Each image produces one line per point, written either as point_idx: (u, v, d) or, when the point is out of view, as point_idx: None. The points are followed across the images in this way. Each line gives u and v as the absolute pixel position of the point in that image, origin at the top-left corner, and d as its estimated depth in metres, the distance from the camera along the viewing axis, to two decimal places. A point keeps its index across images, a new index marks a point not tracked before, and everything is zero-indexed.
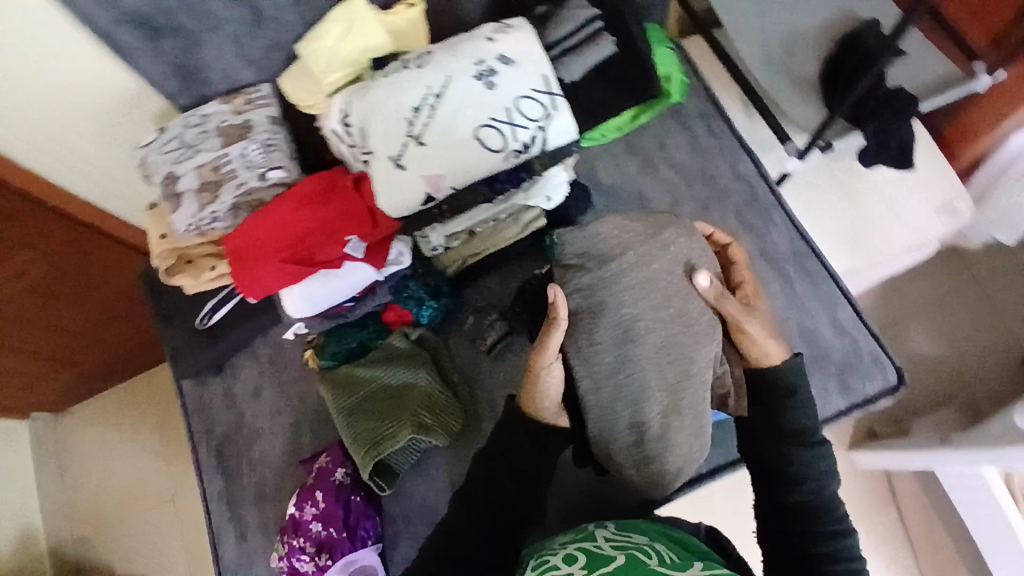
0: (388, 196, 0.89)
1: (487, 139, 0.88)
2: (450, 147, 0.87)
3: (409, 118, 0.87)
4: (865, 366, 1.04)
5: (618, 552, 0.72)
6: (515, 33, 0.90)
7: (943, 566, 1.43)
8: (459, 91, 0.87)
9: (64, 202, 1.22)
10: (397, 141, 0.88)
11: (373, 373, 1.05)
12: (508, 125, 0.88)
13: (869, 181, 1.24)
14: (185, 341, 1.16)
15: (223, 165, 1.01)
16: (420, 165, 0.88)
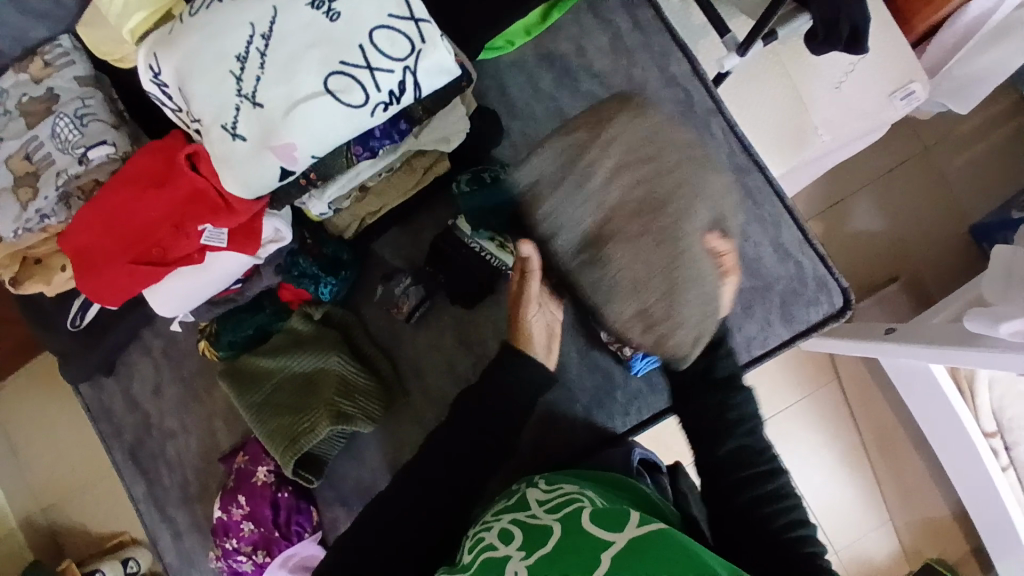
0: (234, 175, 0.72)
1: (340, 86, 0.69)
2: (294, 106, 0.69)
3: (236, 73, 0.69)
4: (810, 291, 0.96)
5: (553, 517, 0.62)
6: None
7: (879, 432, 1.50)
8: (292, 29, 0.69)
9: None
10: (226, 103, 0.70)
11: (279, 362, 0.95)
12: (364, 69, 0.69)
13: (818, 68, 1.10)
14: (60, 347, 1.01)
15: (35, 151, 0.85)
16: (260, 131, 0.70)
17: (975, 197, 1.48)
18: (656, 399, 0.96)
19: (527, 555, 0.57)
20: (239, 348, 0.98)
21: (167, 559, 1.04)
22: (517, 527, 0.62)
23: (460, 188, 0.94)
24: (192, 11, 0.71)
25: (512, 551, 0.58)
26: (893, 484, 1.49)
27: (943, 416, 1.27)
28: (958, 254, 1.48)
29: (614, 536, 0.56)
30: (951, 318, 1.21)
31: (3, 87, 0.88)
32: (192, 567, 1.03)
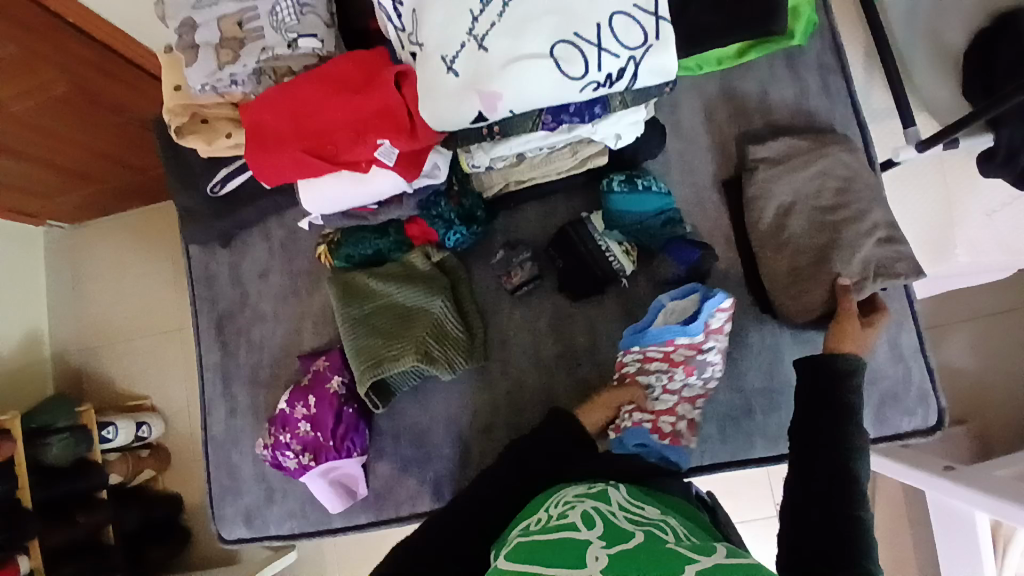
0: (432, 104, 0.74)
1: (564, 57, 0.71)
2: (516, 60, 0.71)
3: (474, 12, 0.71)
4: (910, 401, 0.98)
5: (635, 527, 0.66)
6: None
7: (897, 563, 1.48)
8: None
9: (78, 17, 1.19)
10: (455, 38, 0.72)
11: (385, 288, 0.99)
12: (594, 47, 0.70)
13: (979, 191, 1.12)
14: (193, 207, 1.05)
15: (248, 20, 0.84)
16: (474, 73, 0.72)
17: None
18: (724, 449, 0.98)
19: (607, 546, 0.62)
20: (353, 264, 1.03)
21: (215, 431, 1.09)
22: (602, 521, 0.67)
23: (612, 187, 0.95)
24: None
25: (593, 538, 0.64)
26: None
27: (963, 557, 1.26)
28: None
29: (698, 555, 0.60)
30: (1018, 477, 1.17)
31: None
32: (235, 447, 1.08)
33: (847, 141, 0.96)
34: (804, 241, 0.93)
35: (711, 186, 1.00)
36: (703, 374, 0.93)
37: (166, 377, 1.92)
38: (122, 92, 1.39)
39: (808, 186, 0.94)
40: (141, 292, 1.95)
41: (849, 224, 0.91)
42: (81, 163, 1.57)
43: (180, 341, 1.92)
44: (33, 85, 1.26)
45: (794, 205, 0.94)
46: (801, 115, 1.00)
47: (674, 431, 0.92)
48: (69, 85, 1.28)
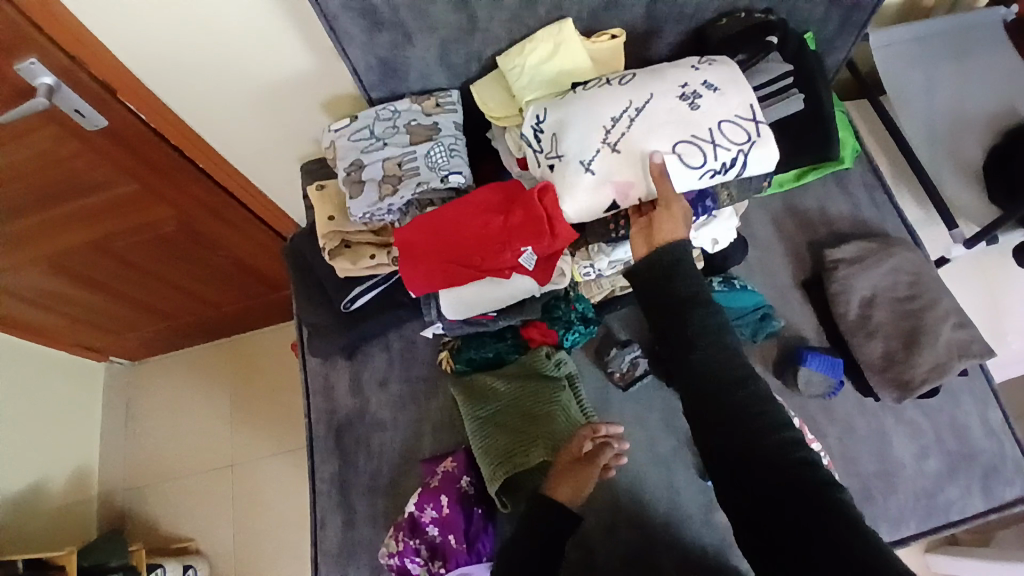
0: (568, 197, 0.91)
1: (684, 157, 0.88)
2: (644, 156, 0.88)
3: (608, 127, 0.90)
4: (1009, 472, 1.03)
5: None
6: (720, 66, 0.92)
7: None
8: (663, 110, 0.90)
9: (208, 161, 1.27)
10: (590, 146, 0.90)
11: (508, 388, 1.05)
12: (710, 144, 0.88)
13: (1017, 284, 1.23)
14: (324, 321, 1.14)
15: (407, 161, 1.02)
16: (605, 171, 0.89)
17: None
18: None
19: None
20: (474, 367, 1.11)
21: (329, 546, 1.08)
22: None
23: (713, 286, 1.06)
24: (589, 83, 0.95)
25: None
26: None
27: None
28: None
29: None
30: None
31: (396, 108, 1.05)
32: (351, 560, 1.07)
33: (905, 242, 1.11)
34: (891, 326, 1.03)
35: (792, 286, 1.13)
36: None
37: (213, 518, 1.84)
38: (227, 230, 1.46)
39: (883, 281, 1.06)
40: (197, 425, 1.94)
41: (927, 311, 1.03)
42: (172, 301, 1.70)
43: (231, 479, 1.87)
44: (148, 222, 1.34)
45: (874, 298, 1.05)
46: (857, 224, 1.16)
47: None
48: (178, 222, 1.37)
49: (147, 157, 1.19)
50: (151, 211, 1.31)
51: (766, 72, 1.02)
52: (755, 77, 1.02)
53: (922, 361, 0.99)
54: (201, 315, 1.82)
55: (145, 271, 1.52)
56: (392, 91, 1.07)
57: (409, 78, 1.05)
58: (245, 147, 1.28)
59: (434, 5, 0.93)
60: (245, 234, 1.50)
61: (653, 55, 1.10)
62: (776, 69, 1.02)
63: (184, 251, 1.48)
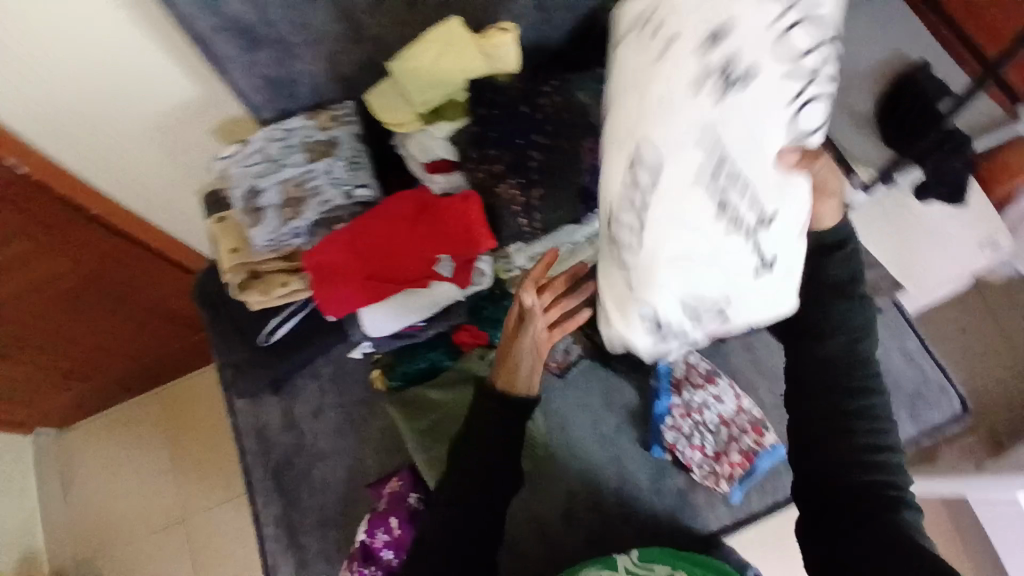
0: (760, 309, 0.74)
1: (808, 123, 0.65)
2: (799, 150, 0.66)
3: (720, 212, 0.64)
4: (933, 395, 1.07)
5: None
6: (705, 22, 0.61)
7: None
8: (736, 111, 0.62)
9: (102, 206, 1.18)
10: (735, 244, 0.66)
11: (446, 396, 1.03)
12: (808, 55, 0.63)
13: (922, 218, 1.28)
14: (246, 358, 1.10)
15: (308, 181, 0.97)
16: (789, 209, 0.67)
17: None
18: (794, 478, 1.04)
19: None
20: (409, 380, 1.08)
21: None
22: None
23: None
24: (623, 252, 0.69)
25: None
26: None
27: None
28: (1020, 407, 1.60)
29: None
30: None
31: (290, 126, 1.00)
32: None
33: None
34: None
35: None
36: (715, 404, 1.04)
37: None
38: (137, 275, 1.39)
39: None
40: (139, 481, 1.82)
41: None
42: (90, 358, 1.60)
43: (185, 531, 1.78)
44: (45, 278, 1.26)
45: None
46: None
47: (745, 452, 1.02)
48: (80, 273, 1.29)
49: (33, 212, 1.11)
50: (46, 267, 1.23)
51: None
52: None
53: None
54: (126, 368, 1.72)
55: (53, 332, 1.42)
56: (284, 110, 1.02)
57: (300, 94, 0.99)
58: (139, 186, 1.20)
59: (313, 15, 0.88)
60: (157, 276, 1.43)
61: (547, 41, 1.07)
62: None
63: (93, 304, 1.39)
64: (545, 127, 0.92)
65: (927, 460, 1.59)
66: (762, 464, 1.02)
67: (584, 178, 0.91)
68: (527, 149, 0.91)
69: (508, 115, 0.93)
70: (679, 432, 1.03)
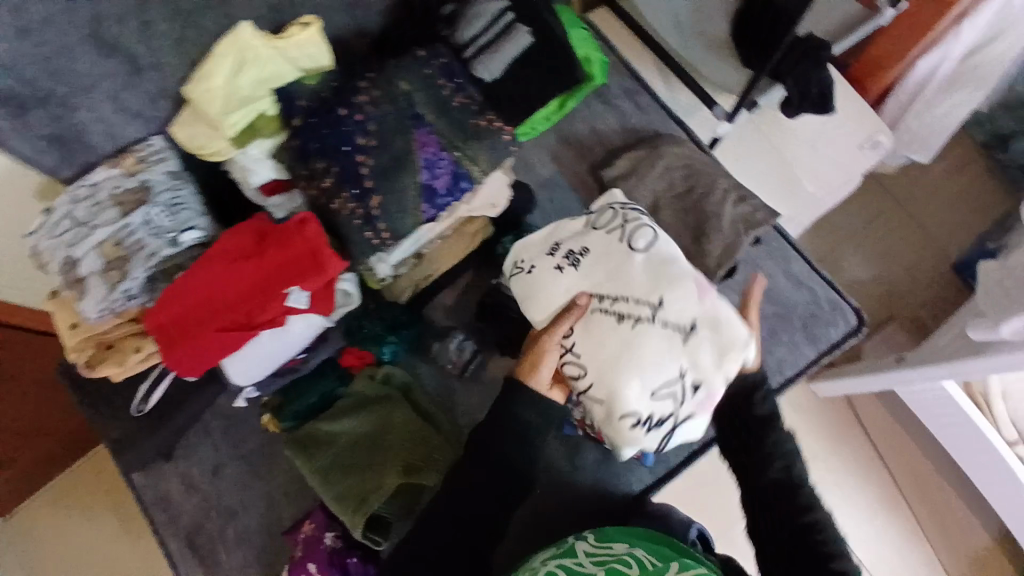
0: (712, 354, 0.83)
1: (642, 239, 0.89)
2: (690, 342, 0.83)
3: (615, 310, 0.84)
4: (827, 314, 1.07)
5: (599, 568, 0.73)
6: (561, 241, 0.90)
7: (918, 475, 1.41)
8: (596, 273, 0.87)
9: None
10: (647, 316, 0.83)
11: (343, 425, 0.98)
12: (623, 223, 0.90)
13: (794, 132, 1.24)
14: (126, 431, 1.02)
15: (127, 237, 0.88)
16: (686, 308, 0.84)
17: (946, 234, 1.56)
18: (703, 428, 1.03)
19: None
20: (303, 417, 1.02)
21: None
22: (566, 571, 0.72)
23: (505, 246, 1.04)
24: (581, 384, 0.83)
25: None
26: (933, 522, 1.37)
27: (970, 440, 1.18)
28: (945, 287, 1.52)
29: None
30: (958, 334, 1.20)
31: (94, 180, 0.90)
32: None
33: (673, 138, 1.11)
34: (678, 226, 1.04)
35: None
36: None
37: None
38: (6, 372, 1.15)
39: (664, 184, 1.06)
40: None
41: (708, 198, 1.04)
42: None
43: None
44: None
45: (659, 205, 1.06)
46: (630, 134, 1.15)
47: None
48: None
49: None
50: None
51: (482, 15, 0.97)
52: (473, 23, 0.97)
53: (714, 248, 1.01)
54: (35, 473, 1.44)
55: None
56: (85, 163, 0.91)
57: (95, 143, 0.89)
58: None
59: (74, 57, 0.78)
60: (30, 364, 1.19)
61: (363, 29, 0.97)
62: (494, 7, 0.97)
63: None
64: (368, 129, 0.87)
65: (850, 357, 1.48)
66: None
67: (423, 175, 0.89)
68: (355, 155, 0.87)
69: (326, 121, 0.87)
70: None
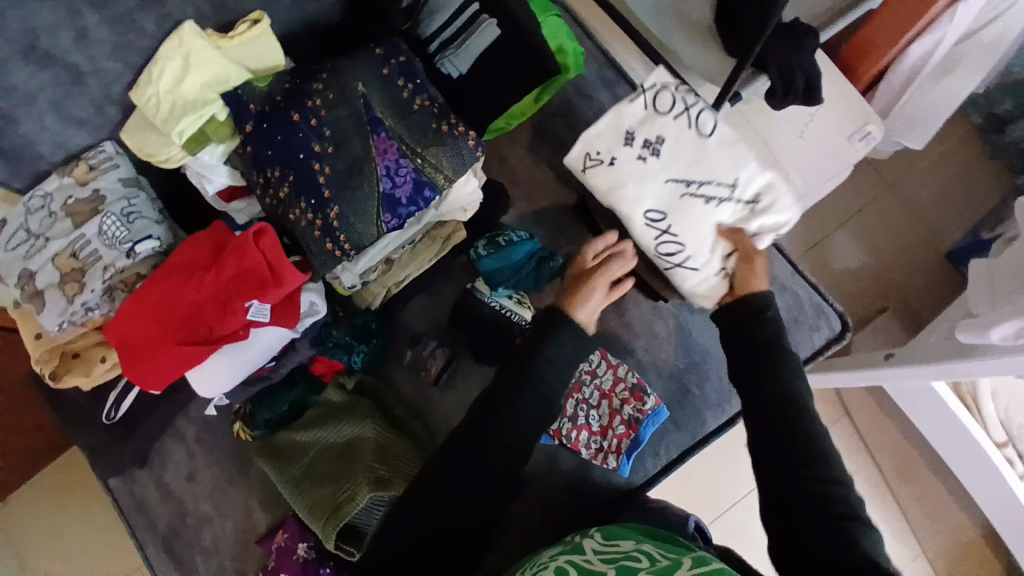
0: (781, 215, 0.89)
1: (706, 124, 0.90)
2: (764, 205, 0.89)
3: (697, 192, 0.89)
4: (810, 318, 1.05)
5: (608, 564, 0.67)
6: (636, 126, 0.90)
7: (907, 470, 1.38)
8: (676, 158, 0.90)
9: None
10: (723, 193, 0.89)
11: (315, 435, 0.98)
12: (687, 107, 0.90)
13: (779, 122, 1.23)
14: (97, 439, 1.02)
15: (81, 248, 0.88)
16: (755, 181, 0.89)
17: (946, 223, 1.51)
18: (683, 435, 1.00)
19: None
20: (275, 426, 1.01)
21: None
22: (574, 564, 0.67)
23: (481, 254, 0.99)
24: (677, 257, 0.91)
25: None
26: (921, 514, 1.36)
27: (957, 440, 1.18)
28: (940, 277, 1.48)
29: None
30: (948, 334, 1.16)
31: (46, 190, 0.90)
32: None
33: None
34: None
35: (562, 216, 1.08)
36: (598, 374, 0.98)
37: None
38: None
39: None
40: None
41: None
42: None
43: None
44: None
45: None
46: None
47: (628, 422, 0.96)
48: None
49: None
50: None
51: (447, 8, 0.98)
52: (437, 16, 0.99)
53: None
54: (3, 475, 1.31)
55: None
56: (37, 173, 0.91)
57: (40, 151, 0.89)
58: None
59: (8, 69, 0.78)
60: None
61: None
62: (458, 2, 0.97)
63: None
64: (323, 134, 0.86)
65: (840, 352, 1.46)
66: (647, 431, 0.96)
67: (384, 184, 0.86)
68: (312, 161, 0.86)
69: (280, 126, 0.86)
70: (561, 416, 0.96)
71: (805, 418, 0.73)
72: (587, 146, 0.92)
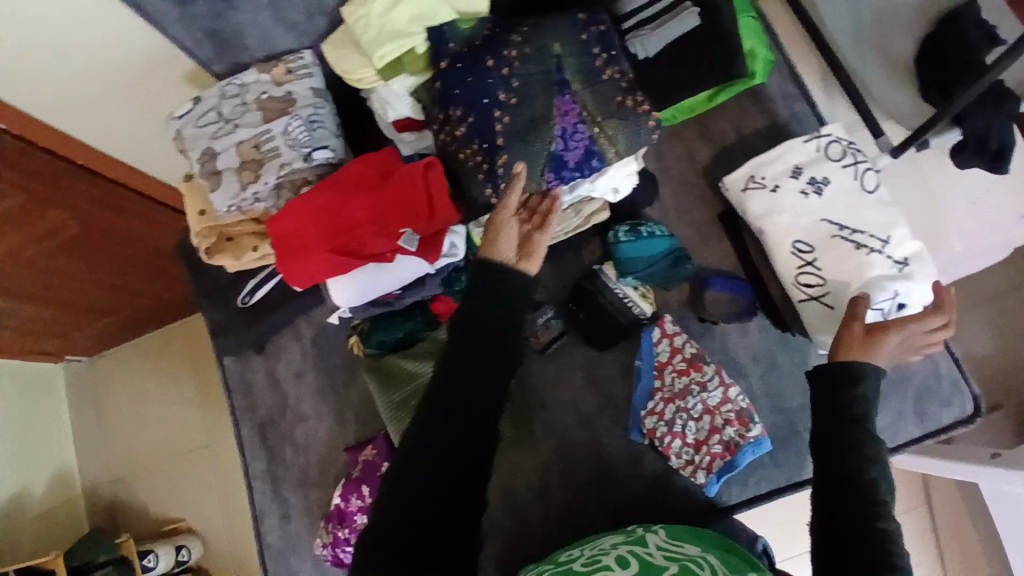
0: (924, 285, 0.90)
1: (870, 183, 0.96)
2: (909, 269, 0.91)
3: (849, 238, 0.93)
4: (945, 393, 0.99)
5: (670, 562, 0.72)
6: (806, 165, 0.97)
7: None
8: (837, 203, 0.95)
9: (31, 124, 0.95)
10: (872, 247, 0.92)
11: (420, 368, 1.01)
12: (859, 163, 0.97)
13: (956, 180, 1.14)
14: (227, 317, 1.10)
15: (265, 142, 0.94)
16: (906, 247, 0.92)
17: None
18: (778, 473, 0.98)
19: None
20: (386, 349, 1.06)
21: (269, 541, 1.08)
22: (636, 560, 0.72)
23: (618, 237, 1.00)
24: (815, 290, 0.93)
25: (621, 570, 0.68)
26: None
27: None
28: None
29: None
30: None
31: (242, 81, 0.96)
32: (293, 553, 1.07)
33: None
34: None
35: (706, 222, 1.06)
36: (710, 387, 0.95)
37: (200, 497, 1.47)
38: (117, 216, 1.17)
39: None
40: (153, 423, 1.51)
41: None
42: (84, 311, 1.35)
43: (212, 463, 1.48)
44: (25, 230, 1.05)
45: None
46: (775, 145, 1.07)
47: (727, 444, 0.94)
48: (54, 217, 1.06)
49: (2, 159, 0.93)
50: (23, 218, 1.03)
51: None
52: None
53: None
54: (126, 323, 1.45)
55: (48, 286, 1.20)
56: (236, 63, 0.98)
57: (249, 45, 0.95)
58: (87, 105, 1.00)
59: None
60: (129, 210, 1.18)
61: None
62: None
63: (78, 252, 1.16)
64: (511, 85, 0.88)
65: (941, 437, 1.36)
66: (745, 458, 0.94)
67: (556, 145, 0.88)
68: (494, 108, 0.87)
69: (469, 69, 0.88)
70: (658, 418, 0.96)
71: (874, 472, 0.72)
72: (753, 169, 0.99)
